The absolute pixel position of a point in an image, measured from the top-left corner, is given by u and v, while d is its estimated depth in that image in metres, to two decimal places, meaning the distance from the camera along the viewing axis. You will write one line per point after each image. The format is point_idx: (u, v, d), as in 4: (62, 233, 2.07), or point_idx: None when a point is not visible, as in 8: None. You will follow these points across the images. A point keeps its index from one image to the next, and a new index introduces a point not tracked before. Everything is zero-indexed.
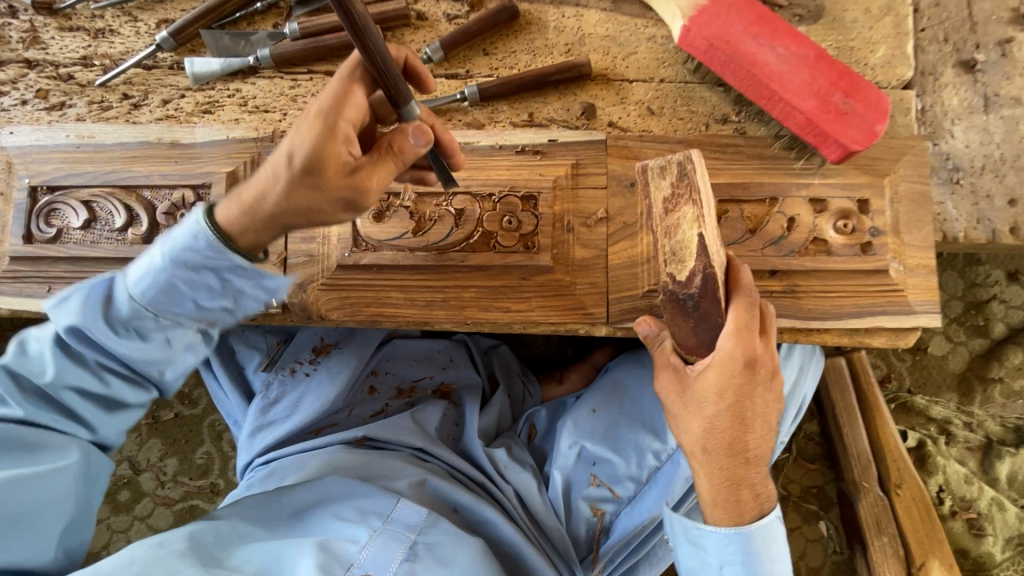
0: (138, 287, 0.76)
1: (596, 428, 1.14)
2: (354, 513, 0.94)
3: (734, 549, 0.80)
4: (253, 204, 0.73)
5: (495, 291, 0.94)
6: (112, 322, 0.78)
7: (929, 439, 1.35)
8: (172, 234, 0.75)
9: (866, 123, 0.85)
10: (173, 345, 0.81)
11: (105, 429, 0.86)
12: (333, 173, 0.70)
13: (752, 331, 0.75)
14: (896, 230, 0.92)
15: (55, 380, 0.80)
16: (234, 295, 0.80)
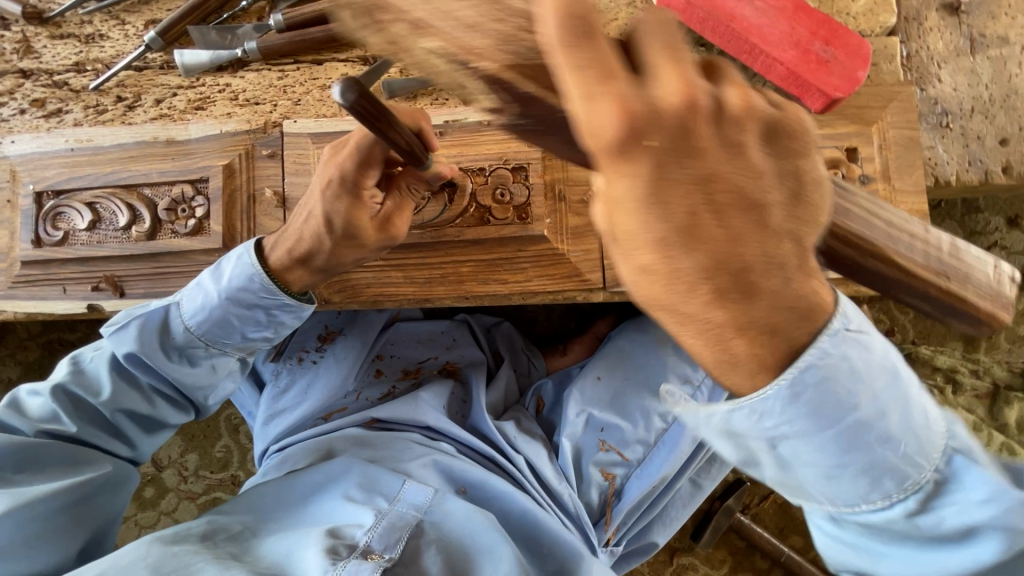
0: (195, 320, 0.87)
1: (601, 395, 1.17)
2: (363, 490, 0.98)
3: (781, 422, 0.50)
4: (301, 260, 0.87)
5: (492, 264, 0.96)
6: (166, 350, 0.88)
7: (935, 390, 1.37)
8: (228, 276, 0.86)
9: (847, 70, 0.85)
10: (218, 371, 0.92)
11: (145, 447, 0.96)
12: (370, 231, 0.85)
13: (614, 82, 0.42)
14: (887, 176, 0.94)
15: (110, 401, 0.88)
16: (278, 325, 0.91)
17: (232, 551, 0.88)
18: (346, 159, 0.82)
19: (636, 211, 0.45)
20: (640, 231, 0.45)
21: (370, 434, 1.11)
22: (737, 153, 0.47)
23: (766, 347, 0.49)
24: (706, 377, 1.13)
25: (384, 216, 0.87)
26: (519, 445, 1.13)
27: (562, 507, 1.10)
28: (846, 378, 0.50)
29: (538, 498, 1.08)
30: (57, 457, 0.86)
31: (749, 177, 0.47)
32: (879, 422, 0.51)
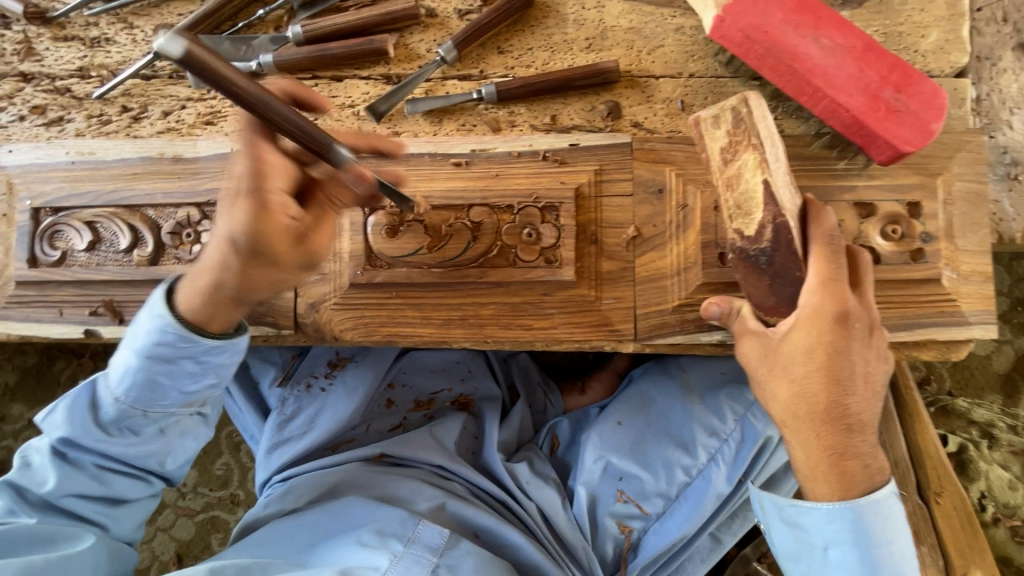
0: (120, 388, 0.81)
1: (622, 441, 1.10)
2: (377, 534, 0.93)
3: (841, 535, 0.78)
4: (211, 290, 0.75)
5: (516, 308, 0.89)
6: (102, 427, 0.83)
7: (971, 444, 1.29)
8: (142, 336, 0.79)
9: (920, 120, 0.77)
10: (167, 433, 0.86)
11: (121, 522, 0.91)
12: (283, 246, 0.71)
13: (840, 282, 0.74)
14: (950, 234, 0.86)
15: (56, 488, 0.84)
16: (210, 370, 0.82)
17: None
18: (245, 165, 0.69)
19: (827, 355, 0.74)
20: (814, 375, 0.74)
21: (377, 470, 1.07)
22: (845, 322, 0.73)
23: (846, 462, 0.76)
24: (735, 430, 1.06)
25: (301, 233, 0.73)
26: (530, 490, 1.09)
27: (576, 557, 1.07)
28: (890, 526, 0.78)
29: (553, 546, 1.06)
30: (25, 540, 0.81)
31: (843, 342, 0.73)
32: (895, 561, 0.78)
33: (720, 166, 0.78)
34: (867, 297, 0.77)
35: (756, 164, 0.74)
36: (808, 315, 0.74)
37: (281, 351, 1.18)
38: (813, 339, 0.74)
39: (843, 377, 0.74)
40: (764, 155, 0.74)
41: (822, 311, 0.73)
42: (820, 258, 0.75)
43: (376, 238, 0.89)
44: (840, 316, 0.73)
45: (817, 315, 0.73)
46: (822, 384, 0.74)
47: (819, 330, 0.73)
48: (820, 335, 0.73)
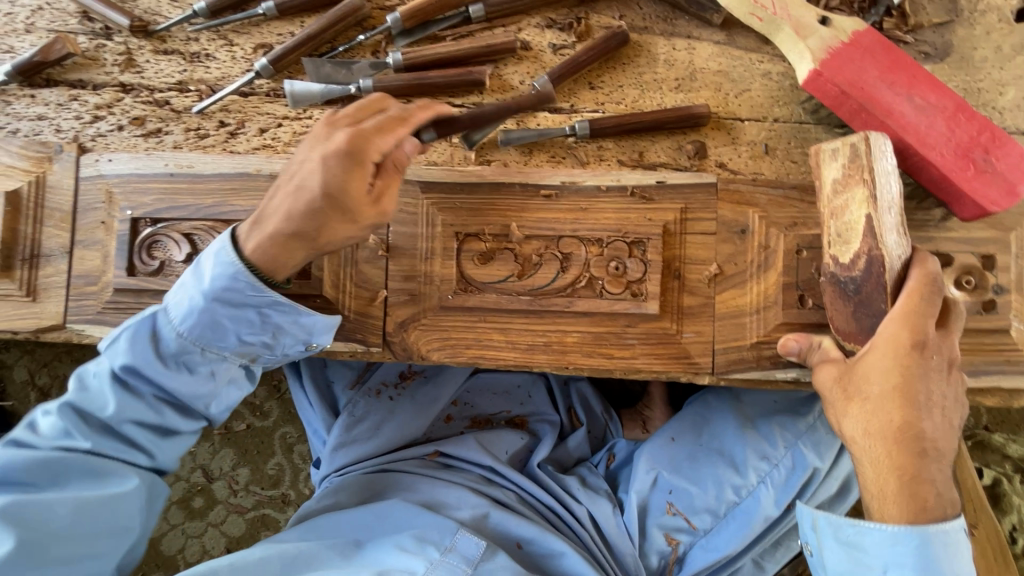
0: (186, 325, 0.79)
1: (674, 456, 1.12)
2: (415, 539, 0.96)
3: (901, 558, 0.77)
4: (282, 234, 0.78)
5: (599, 338, 0.92)
6: (161, 359, 0.80)
7: (1004, 478, 1.34)
8: (212, 276, 0.78)
9: (1007, 181, 0.80)
10: (218, 378, 0.83)
11: (165, 456, 0.85)
12: (362, 202, 0.78)
13: (926, 316, 0.76)
14: (1021, 287, 0.89)
15: (116, 414, 0.80)
16: (275, 329, 0.83)
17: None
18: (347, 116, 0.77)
19: (902, 376, 0.77)
20: (889, 397, 0.77)
21: (431, 469, 1.12)
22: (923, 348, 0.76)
23: (913, 488, 0.77)
24: (786, 457, 1.08)
25: (375, 195, 0.80)
26: (579, 496, 1.12)
27: (623, 565, 1.10)
28: (953, 558, 0.77)
29: (601, 554, 1.08)
30: (77, 469, 0.79)
31: (920, 368, 0.77)
32: None
33: (830, 195, 0.81)
34: (950, 336, 0.79)
35: (863, 201, 0.77)
36: (887, 341, 0.77)
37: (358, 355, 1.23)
38: (889, 362, 0.77)
39: (917, 396, 0.77)
40: (874, 192, 0.76)
41: (899, 338, 0.76)
42: (912, 293, 0.77)
43: (468, 264, 0.93)
44: (919, 345, 0.76)
45: (898, 342, 0.76)
46: (898, 405, 0.77)
47: (895, 358, 0.77)
48: (897, 360, 0.76)
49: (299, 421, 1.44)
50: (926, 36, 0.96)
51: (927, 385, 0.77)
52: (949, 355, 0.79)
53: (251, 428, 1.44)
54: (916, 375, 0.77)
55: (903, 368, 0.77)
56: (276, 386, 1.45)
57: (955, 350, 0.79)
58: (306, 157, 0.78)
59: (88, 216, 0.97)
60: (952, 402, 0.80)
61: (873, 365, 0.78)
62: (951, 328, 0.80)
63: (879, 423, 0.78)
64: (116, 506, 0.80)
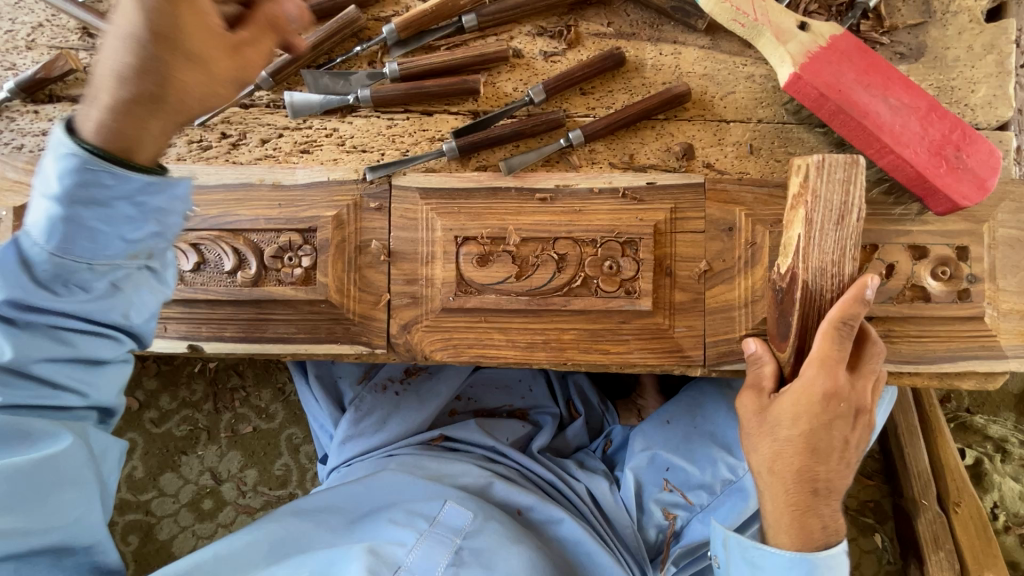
0: (53, 242, 0.67)
1: (669, 438, 1.19)
2: (406, 513, 1.01)
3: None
4: (118, 99, 0.65)
5: (595, 334, 0.96)
6: (42, 285, 0.69)
7: (986, 457, 1.40)
8: (57, 175, 0.66)
9: (978, 177, 0.85)
10: (123, 288, 0.72)
11: (99, 393, 0.77)
12: (216, 50, 0.68)
13: (838, 362, 0.82)
14: (993, 275, 0.95)
15: (18, 356, 0.69)
16: (157, 213, 0.71)
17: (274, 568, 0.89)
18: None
19: (808, 420, 0.83)
20: (796, 441, 0.84)
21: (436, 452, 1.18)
22: (830, 397, 0.82)
23: (803, 518, 0.85)
24: None
25: (238, 42, 0.70)
26: (579, 474, 1.22)
27: (624, 538, 1.16)
28: None
29: (601, 525, 1.15)
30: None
31: (826, 416, 0.83)
32: None
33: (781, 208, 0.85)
34: (862, 381, 0.85)
35: (800, 221, 0.80)
36: (801, 386, 0.82)
37: None
38: (801, 408, 0.83)
39: (822, 443, 0.83)
40: (811, 212, 0.79)
41: (811, 386, 0.82)
42: (825, 337, 0.81)
43: (467, 266, 0.96)
44: (829, 396, 0.82)
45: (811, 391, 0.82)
46: (797, 451, 0.84)
47: (808, 405, 0.82)
48: (807, 409, 0.82)
49: (304, 422, 1.47)
50: (901, 38, 1.00)
51: (833, 433, 0.84)
52: (857, 397, 0.85)
53: (258, 430, 1.47)
54: (824, 421, 0.83)
55: (810, 413, 0.83)
56: (281, 389, 1.48)
57: (864, 397, 0.85)
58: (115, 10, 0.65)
59: None
60: (856, 440, 0.87)
61: (789, 408, 0.83)
62: (863, 371, 0.85)
63: (784, 461, 0.84)
64: (56, 465, 0.72)
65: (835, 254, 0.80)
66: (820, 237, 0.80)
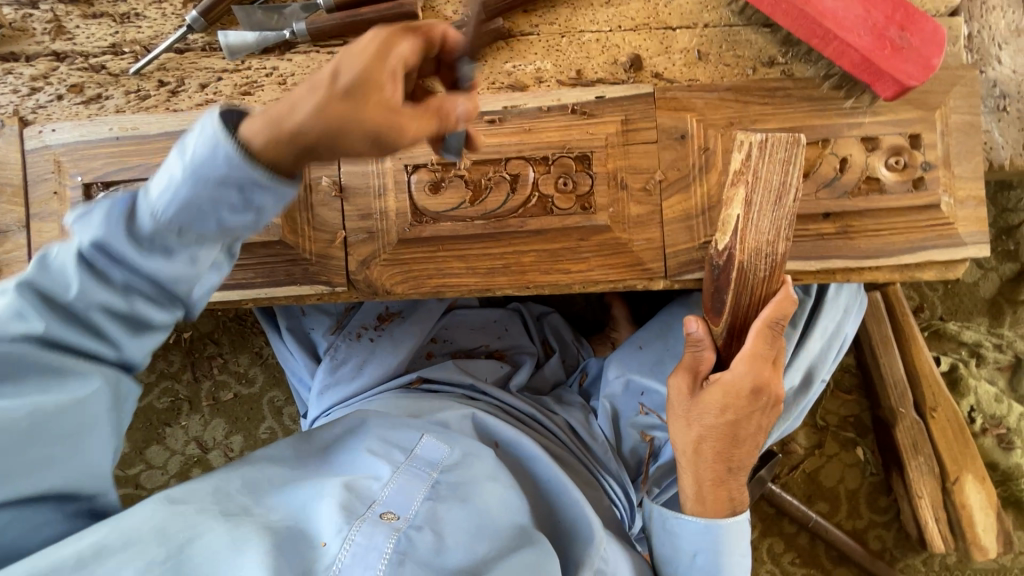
0: (159, 205, 0.60)
1: (643, 363, 1.19)
2: (382, 443, 0.98)
3: (703, 542, 0.93)
4: (280, 114, 0.58)
5: (555, 254, 0.96)
6: (137, 241, 0.61)
7: (961, 363, 1.40)
8: (193, 147, 0.59)
9: (923, 57, 0.84)
10: (200, 263, 0.64)
11: (134, 351, 0.68)
12: (375, 102, 0.60)
13: (766, 360, 0.85)
14: (947, 163, 0.94)
15: (82, 298, 0.62)
16: (256, 212, 0.62)
17: (244, 502, 0.86)
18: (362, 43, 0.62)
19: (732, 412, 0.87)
20: (718, 429, 0.88)
21: (413, 392, 1.17)
22: (756, 390, 0.86)
23: (717, 493, 0.92)
24: None
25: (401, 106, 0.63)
26: (556, 407, 1.20)
27: (604, 464, 1.15)
28: (739, 541, 0.94)
29: (581, 452, 1.14)
30: (30, 368, 0.63)
31: (744, 406, 0.87)
32: (737, 567, 0.95)
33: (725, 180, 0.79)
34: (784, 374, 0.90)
35: (739, 203, 0.76)
36: (728, 382, 0.86)
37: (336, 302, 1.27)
38: (726, 401, 0.86)
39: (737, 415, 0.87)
40: (749, 194, 0.75)
41: (738, 383, 0.85)
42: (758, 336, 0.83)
43: (421, 195, 0.95)
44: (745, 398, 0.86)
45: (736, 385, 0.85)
46: (716, 437, 0.89)
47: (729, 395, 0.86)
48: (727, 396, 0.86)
49: (284, 385, 1.47)
50: None
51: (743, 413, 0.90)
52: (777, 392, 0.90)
53: (239, 396, 1.46)
54: (745, 410, 0.87)
55: (733, 404, 0.87)
56: (258, 354, 1.47)
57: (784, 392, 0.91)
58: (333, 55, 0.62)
59: (40, 188, 0.97)
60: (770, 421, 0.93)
61: (715, 401, 0.87)
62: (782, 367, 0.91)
63: (705, 444, 0.90)
64: (77, 415, 0.66)
65: (769, 234, 0.77)
66: (756, 213, 0.76)
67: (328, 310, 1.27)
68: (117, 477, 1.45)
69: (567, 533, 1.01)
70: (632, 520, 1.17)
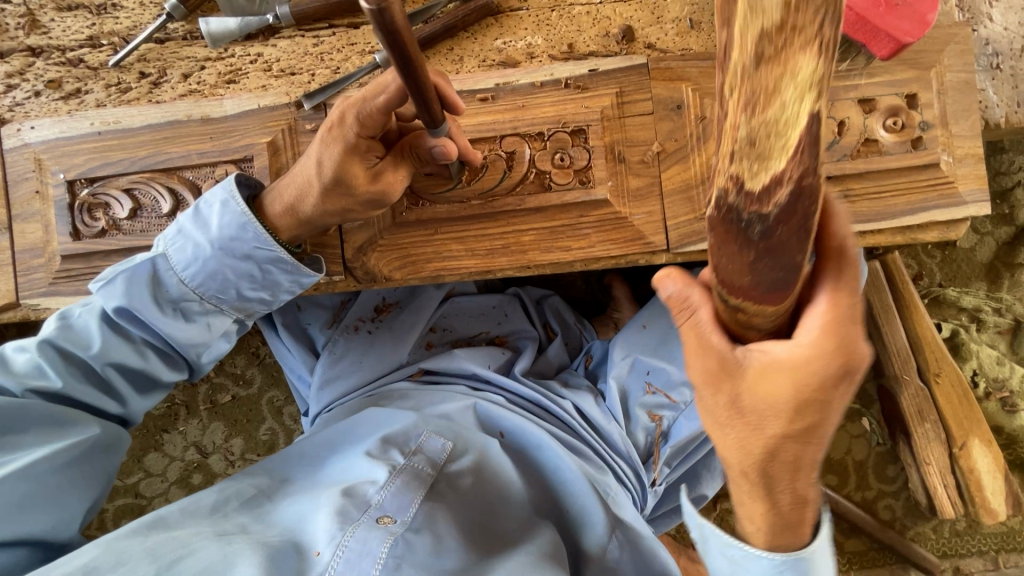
0: (188, 272, 0.81)
1: (648, 342, 1.17)
2: (380, 443, 0.99)
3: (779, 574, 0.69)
4: (293, 202, 0.83)
5: (555, 232, 0.94)
6: (161, 305, 0.81)
7: (961, 328, 1.41)
8: (218, 226, 0.80)
9: (918, 12, 0.84)
10: (214, 328, 0.85)
11: (136, 406, 0.89)
12: (361, 181, 0.81)
13: (853, 324, 0.56)
14: (945, 122, 0.93)
15: (100, 354, 0.81)
16: (274, 285, 0.85)
17: (244, 520, 0.91)
18: (356, 98, 0.78)
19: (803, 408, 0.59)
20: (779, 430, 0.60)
21: (417, 385, 1.16)
22: (842, 375, 0.58)
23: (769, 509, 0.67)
24: None
25: (378, 170, 0.83)
26: (564, 392, 1.16)
27: (613, 445, 1.12)
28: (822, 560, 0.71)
29: (591, 437, 1.11)
30: (38, 417, 0.80)
31: (821, 398, 0.58)
32: None
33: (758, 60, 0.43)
34: None
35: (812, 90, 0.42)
36: (798, 358, 0.57)
37: (332, 295, 1.25)
38: (791, 382, 0.57)
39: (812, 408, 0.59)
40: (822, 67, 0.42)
41: (814, 364, 0.56)
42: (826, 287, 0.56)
43: (416, 177, 0.93)
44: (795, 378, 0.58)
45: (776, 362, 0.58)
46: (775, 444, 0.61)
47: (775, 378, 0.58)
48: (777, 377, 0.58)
49: (283, 384, 1.44)
50: None
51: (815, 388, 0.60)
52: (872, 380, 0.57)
53: (237, 398, 1.43)
54: (820, 404, 0.59)
55: (807, 391, 0.58)
56: (255, 354, 1.44)
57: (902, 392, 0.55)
58: (314, 139, 0.82)
59: (21, 188, 0.94)
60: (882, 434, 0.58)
61: (770, 389, 0.58)
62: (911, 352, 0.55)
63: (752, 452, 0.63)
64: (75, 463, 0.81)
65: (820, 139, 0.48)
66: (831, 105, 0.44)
67: (324, 303, 1.24)
68: (115, 487, 1.42)
69: (576, 518, 1.02)
70: (644, 499, 1.14)
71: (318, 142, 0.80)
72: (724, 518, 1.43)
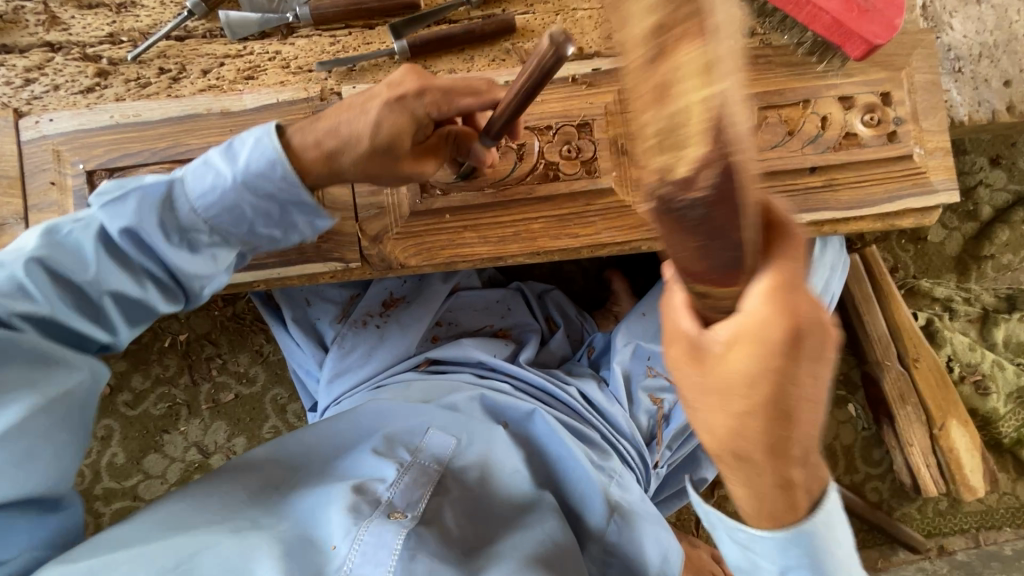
0: (205, 201, 0.80)
1: (648, 329, 1.23)
2: (387, 440, 1.00)
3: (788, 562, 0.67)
4: (331, 151, 0.80)
5: (563, 220, 0.99)
6: (167, 231, 0.80)
7: (935, 317, 1.44)
8: (247, 159, 0.79)
9: (886, 18, 0.93)
10: (219, 260, 0.84)
11: (124, 335, 0.86)
12: (406, 155, 0.84)
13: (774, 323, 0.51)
14: (916, 117, 1.01)
15: (95, 280, 0.78)
16: (289, 225, 0.85)
17: (254, 514, 0.88)
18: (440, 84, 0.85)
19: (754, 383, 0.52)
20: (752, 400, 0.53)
21: (425, 375, 1.17)
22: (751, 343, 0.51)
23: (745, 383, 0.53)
24: None
25: (422, 150, 0.87)
26: (569, 379, 1.20)
27: (619, 429, 1.17)
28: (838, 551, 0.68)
29: (597, 421, 1.15)
30: (16, 353, 0.76)
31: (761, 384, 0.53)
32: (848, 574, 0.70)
33: None
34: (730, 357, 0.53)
35: None
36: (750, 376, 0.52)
37: (339, 290, 1.27)
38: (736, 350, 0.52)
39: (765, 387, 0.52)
40: None
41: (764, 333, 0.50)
42: None
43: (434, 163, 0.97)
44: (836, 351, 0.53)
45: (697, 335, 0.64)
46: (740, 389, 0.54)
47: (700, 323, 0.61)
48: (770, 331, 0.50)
49: (287, 381, 1.45)
50: None
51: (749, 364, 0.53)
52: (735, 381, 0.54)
53: (240, 397, 1.43)
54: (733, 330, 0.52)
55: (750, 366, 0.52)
56: (258, 352, 1.44)
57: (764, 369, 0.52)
58: (368, 101, 0.82)
59: (37, 178, 0.95)
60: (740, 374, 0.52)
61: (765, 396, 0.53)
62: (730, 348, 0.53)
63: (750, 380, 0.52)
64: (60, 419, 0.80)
65: None
66: None
67: (332, 298, 1.27)
68: (113, 489, 1.40)
69: (575, 507, 1.05)
70: (648, 481, 1.19)
71: (383, 104, 0.81)
72: (722, 504, 1.47)
